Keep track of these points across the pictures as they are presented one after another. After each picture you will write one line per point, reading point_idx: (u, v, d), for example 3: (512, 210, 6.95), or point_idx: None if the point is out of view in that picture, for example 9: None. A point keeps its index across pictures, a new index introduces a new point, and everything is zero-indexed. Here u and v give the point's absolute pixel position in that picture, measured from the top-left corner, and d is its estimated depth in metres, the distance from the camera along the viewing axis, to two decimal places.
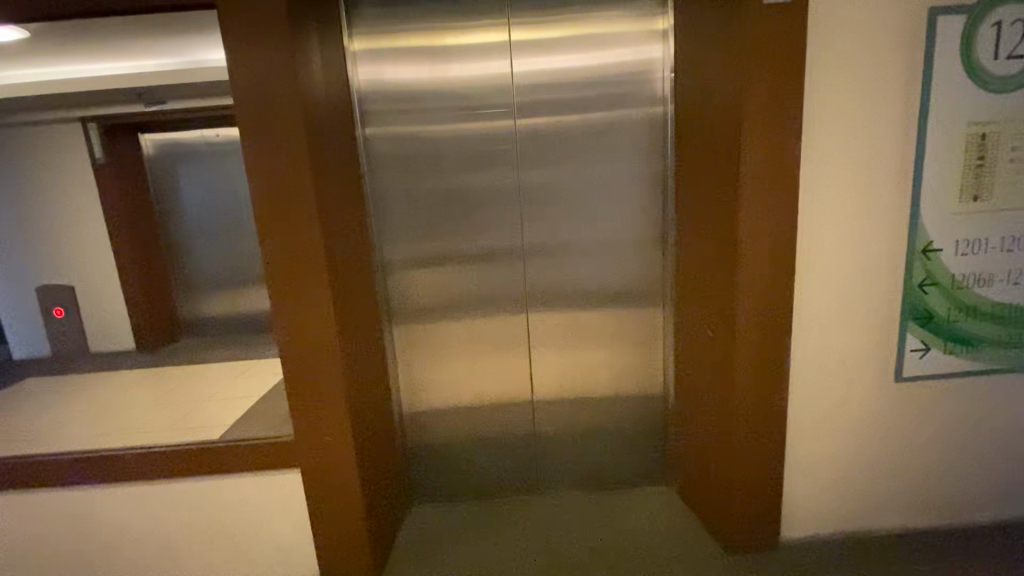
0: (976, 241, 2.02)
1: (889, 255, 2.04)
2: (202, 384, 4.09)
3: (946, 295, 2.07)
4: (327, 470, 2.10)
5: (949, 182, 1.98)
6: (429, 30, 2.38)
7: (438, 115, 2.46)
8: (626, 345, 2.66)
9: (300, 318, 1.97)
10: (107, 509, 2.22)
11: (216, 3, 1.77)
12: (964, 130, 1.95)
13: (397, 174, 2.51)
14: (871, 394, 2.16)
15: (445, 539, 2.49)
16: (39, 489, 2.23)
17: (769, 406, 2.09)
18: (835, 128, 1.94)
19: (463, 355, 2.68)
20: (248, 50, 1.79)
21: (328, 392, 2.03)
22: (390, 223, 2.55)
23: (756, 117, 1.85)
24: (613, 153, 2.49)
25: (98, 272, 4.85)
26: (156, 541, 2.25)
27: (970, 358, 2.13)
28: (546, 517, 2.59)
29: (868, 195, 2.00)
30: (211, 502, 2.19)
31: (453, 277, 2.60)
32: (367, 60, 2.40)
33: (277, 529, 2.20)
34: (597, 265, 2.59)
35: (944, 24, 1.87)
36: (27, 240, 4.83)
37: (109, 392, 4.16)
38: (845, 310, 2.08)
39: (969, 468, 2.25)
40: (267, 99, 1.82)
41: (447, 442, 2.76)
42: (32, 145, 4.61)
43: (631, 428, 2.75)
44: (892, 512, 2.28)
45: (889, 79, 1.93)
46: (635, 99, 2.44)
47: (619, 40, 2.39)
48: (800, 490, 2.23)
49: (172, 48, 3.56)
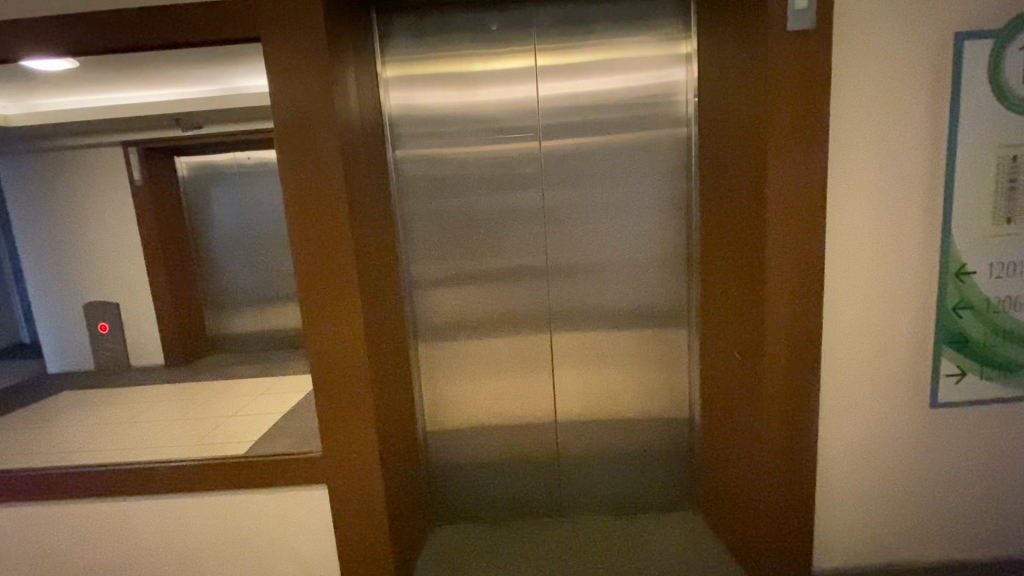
0: (1012, 264, 1.97)
1: (919, 277, 2.02)
2: (228, 401, 4.16)
3: (979, 318, 2.02)
4: (352, 486, 2.10)
5: (981, 204, 1.95)
6: (457, 54, 2.43)
7: (465, 139, 2.50)
8: (652, 366, 2.65)
9: (329, 337, 2.00)
10: (136, 522, 2.26)
11: (255, 32, 1.83)
12: (996, 152, 1.92)
13: (425, 195, 2.55)
14: (903, 419, 2.11)
15: (467, 560, 2.48)
16: (68, 501, 2.27)
17: (800, 430, 2.05)
18: (862, 150, 1.94)
19: (487, 373, 2.68)
20: (286, 75, 1.85)
21: (353, 410, 2.05)
22: (417, 243, 2.58)
23: (783, 138, 1.85)
24: (639, 174, 2.50)
25: (130, 291, 4.97)
26: (181, 555, 2.27)
27: (1006, 384, 2.07)
28: (566, 540, 2.57)
29: (897, 217, 1.98)
30: (235, 518, 2.22)
31: (478, 297, 2.62)
32: (397, 85, 2.45)
33: (300, 547, 2.21)
34: (621, 286, 2.59)
35: (972, 47, 1.87)
36: (64, 258, 4.96)
37: (136, 407, 4.23)
38: (874, 332, 2.05)
39: (1006, 499, 2.18)
40: (302, 121, 1.87)
41: (470, 462, 2.76)
42: (72, 167, 4.77)
43: (654, 451, 2.72)
44: (925, 543, 2.22)
45: (917, 101, 1.92)
46: (659, 121, 2.45)
47: (644, 62, 2.42)
48: (830, 518, 2.18)
49: (209, 74, 3.67)
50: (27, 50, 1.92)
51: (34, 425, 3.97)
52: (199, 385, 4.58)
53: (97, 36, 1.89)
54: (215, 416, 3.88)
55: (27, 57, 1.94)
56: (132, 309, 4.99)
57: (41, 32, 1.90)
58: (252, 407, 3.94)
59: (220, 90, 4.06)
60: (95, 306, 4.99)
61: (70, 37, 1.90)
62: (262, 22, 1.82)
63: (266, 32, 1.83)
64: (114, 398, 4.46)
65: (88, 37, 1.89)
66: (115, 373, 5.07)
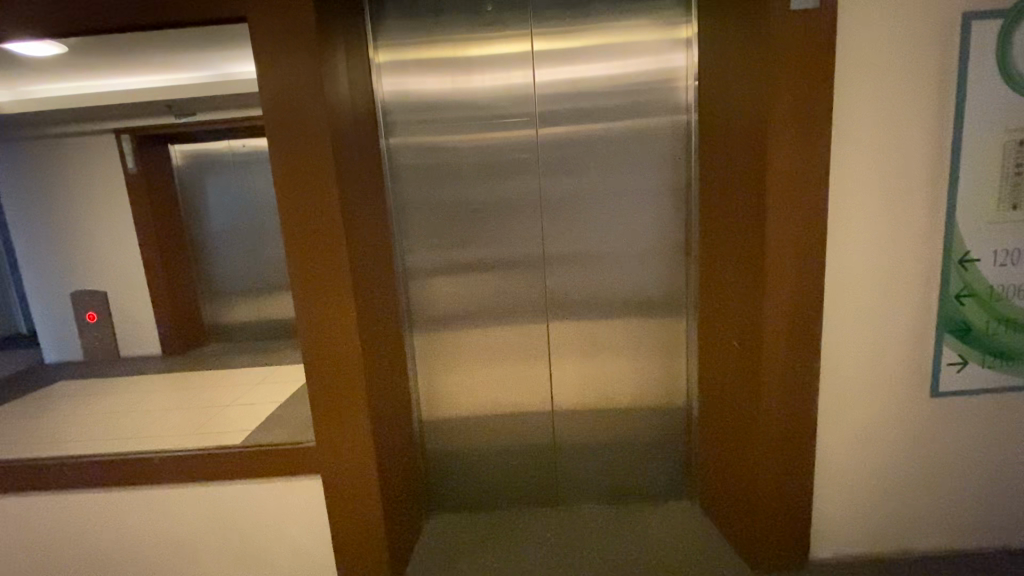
0: (1016, 251, 1.95)
1: (921, 265, 2.00)
2: (224, 390, 4.14)
3: (983, 307, 2.01)
4: (348, 476, 2.09)
5: (985, 191, 1.93)
6: (453, 40, 2.40)
7: (461, 126, 2.47)
8: (649, 356, 2.64)
9: (323, 327, 1.98)
10: (131, 511, 2.24)
11: (245, 16, 1.80)
12: (1000, 137, 1.90)
13: (419, 183, 2.52)
14: (903, 409, 2.11)
15: (463, 550, 2.47)
16: (62, 492, 2.26)
17: (797, 420, 2.05)
18: (863, 137, 1.91)
19: (483, 363, 2.67)
20: (276, 60, 1.81)
21: (349, 400, 2.03)
22: (412, 232, 2.56)
23: (781, 125, 1.83)
24: (635, 161, 2.48)
25: (124, 280, 4.94)
26: (177, 545, 2.26)
27: (1008, 373, 2.06)
28: (562, 530, 2.56)
29: (898, 204, 1.96)
30: (231, 508, 2.21)
31: (474, 286, 2.60)
32: (392, 71, 2.42)
33: (295, 537, 2.20)
34: (618, 276, 2.58)
35: (977, 30, 1.84)
36: (58, 247, 4.93)
37: (131, 396, 4.22)
38: (873, 321, 2.04)
39: (1005, 488, 2.18)
40: (293, 106, 1.84)
41: (468, 452, 2.75)
42: (64, 156, 4.73)
43: (652, 440, 2.71)
44: (924, 531, 2.22)
45: (919, 88, 1.89)
46: (658, 108, 2.42)
47: (642, 48, 2.38)
48: (828, 507, 2.17)
49: (200, 61, 3.62)
50: (13, 34, 1.88)
51: (28, 415, 3.96)
52: (195, 375, 4.56)
53: (82, 21, 1.85)
54: (210, 406, 3.86)
55: (13, 40, 1.90)
56: (128, 298, 4.96)
57: (25, 17, 1.86)
58: (249, 396, 3.92)
59: (214, 76, 4.05)
60: (90, 295, 4.96)
61: (56, 19, 1.86)
62: (251, 5, 1.78)
63: (257, 14, 1.79)
64: (109, 388, 4.44)
65: (76, 21, 1.86)
66: (111, 362, 5.05)
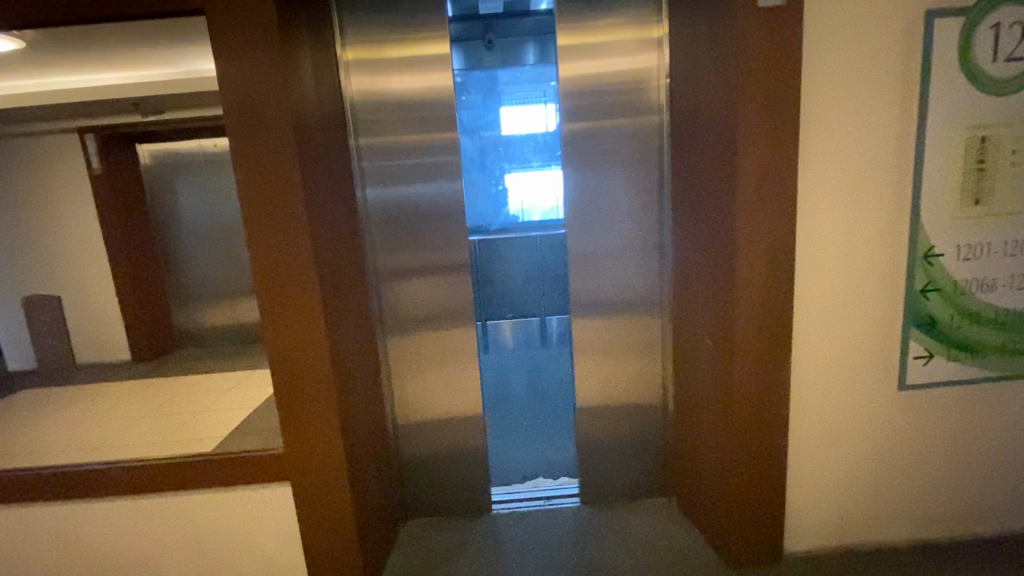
0: (978, 245, 2.00)
1: (887, 261, 2.03)
2: (194, 396, 4.07)
3: (947, 301, 2.05)
4: (318, 479, 2.06)
5: (949, 187, 1.97)
6: (423, 37, 2.38)
7: (434, 125, 2.46)
8: (624, 354, 2.64)
9: (293, 329, 1.95)
10: (98, 522, 2.18)
11: (209, 12, 1.76)
12: (962, 134, 1.94)
13: (391, 182, 2.49)
14: (871, 403, 2.14)
15: (440, 553, 2.46)
16: (25, 505, 2.19)
17: (769, 415, 2.07)
18: (832, 135, 1.94)
19: (457, 363, 2.65)
20: (242, 57, 1.78)
21: (317, 402, 2.00)
22: (383, 231, 2.53)
23: (752, 123, 1.84)
24: (610, 160, 2.48)
25: (86, 285, 4.80)
26: (145, 555, 2.21)
27: (972, 364, 2.11)
28: (541, 529, 2.56)
29: (865, 201, 1.99)
30: (201, 517, 2.16)
31: (449, 286, 2.59)
32: (361, 69, 2.39)
33: (266, 544, 2.16)
34: (593, 274, 2.58)
35: (942, 28, 1.87)
36: (17, 252, 4.78)
37: (98, 405, 4.12)
38: (842, 317, 2.06)
39: (971, 478, 2.23)
40: (257, 105, 1.80)
41: (442, 453, 2.73)
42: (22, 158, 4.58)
43: (628, 437, 2.72)
44: (895, 521, 2.26)
45: (885, 87, 1.92)
46: (631, 108, 2.43)
47: (613, 47, 2.39)
48: (802, 501, 2.20)
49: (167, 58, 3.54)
50: None
51: None
52: (164, 381, 4.47)
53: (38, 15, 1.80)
54: (180, 412, 3.79)
55: None
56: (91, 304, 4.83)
57: None
58: (221, 400, 3.86)
59: None
60: (54, 303, 4.82)
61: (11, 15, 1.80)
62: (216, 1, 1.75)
63: (220, 9, 1.75)
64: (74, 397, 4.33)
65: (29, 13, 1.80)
66: (76, 369, 4.92)
